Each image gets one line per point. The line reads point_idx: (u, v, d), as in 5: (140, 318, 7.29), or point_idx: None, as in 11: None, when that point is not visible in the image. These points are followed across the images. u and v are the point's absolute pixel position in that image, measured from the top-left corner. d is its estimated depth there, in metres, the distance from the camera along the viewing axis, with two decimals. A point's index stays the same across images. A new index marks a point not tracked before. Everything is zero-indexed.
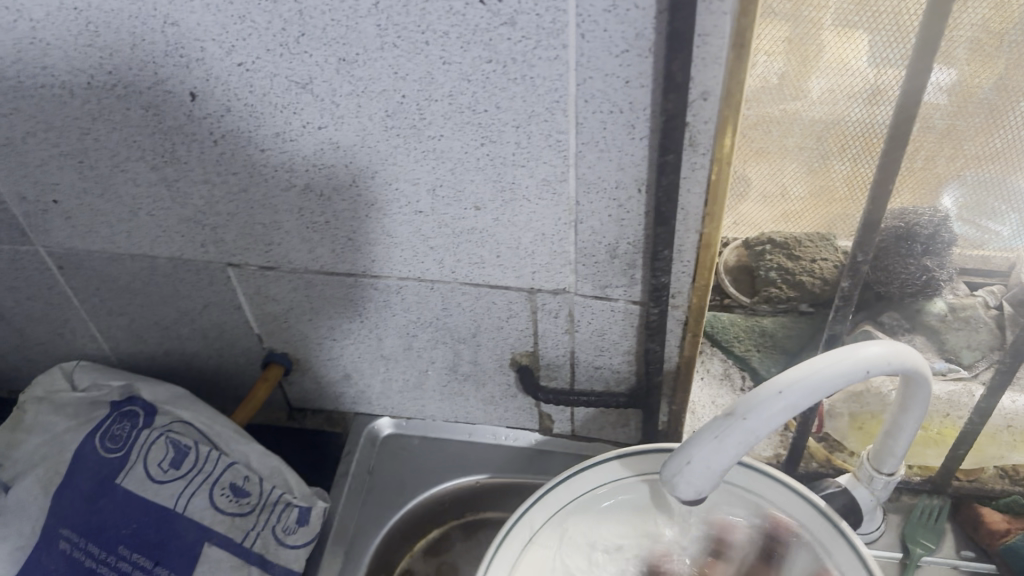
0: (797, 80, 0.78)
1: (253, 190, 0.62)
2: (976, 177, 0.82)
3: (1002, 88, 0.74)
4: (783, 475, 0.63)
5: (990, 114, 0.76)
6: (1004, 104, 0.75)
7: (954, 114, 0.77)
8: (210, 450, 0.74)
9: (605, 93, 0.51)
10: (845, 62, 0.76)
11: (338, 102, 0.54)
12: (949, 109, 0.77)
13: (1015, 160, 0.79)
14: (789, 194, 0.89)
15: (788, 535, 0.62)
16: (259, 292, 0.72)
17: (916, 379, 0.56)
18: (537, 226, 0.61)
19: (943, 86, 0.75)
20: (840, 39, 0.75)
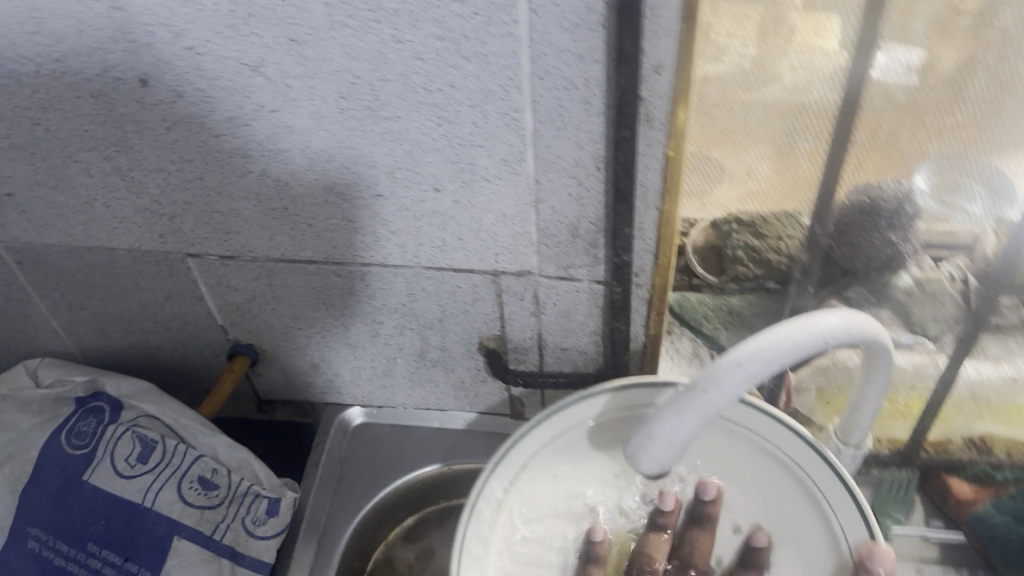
0: (760, 64, 0.68)
1: (209, 177, 0.62)
2: (941, 154, 0.72)
3: (970, 64, 0.65)
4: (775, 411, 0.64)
5: (956, 90, 0.67)
6: (971, 80, 0.66)
7: (915, 89, 0.67)
8: (177, 443, 0.73)
9: (559, 70, 0.51)
10: (814, 46, 0.66)
11: (290, 84, 0.54)
12: (915, 85, 0.67)
13: (984, 133, 0.69)
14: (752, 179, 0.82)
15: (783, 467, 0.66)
16: (220, 283, 0.71)
17: (878, 350, 0.56)
18: (497, 207, 0.61)
19: (910, 65, 0.66)
20: (807, 19, 0.65)
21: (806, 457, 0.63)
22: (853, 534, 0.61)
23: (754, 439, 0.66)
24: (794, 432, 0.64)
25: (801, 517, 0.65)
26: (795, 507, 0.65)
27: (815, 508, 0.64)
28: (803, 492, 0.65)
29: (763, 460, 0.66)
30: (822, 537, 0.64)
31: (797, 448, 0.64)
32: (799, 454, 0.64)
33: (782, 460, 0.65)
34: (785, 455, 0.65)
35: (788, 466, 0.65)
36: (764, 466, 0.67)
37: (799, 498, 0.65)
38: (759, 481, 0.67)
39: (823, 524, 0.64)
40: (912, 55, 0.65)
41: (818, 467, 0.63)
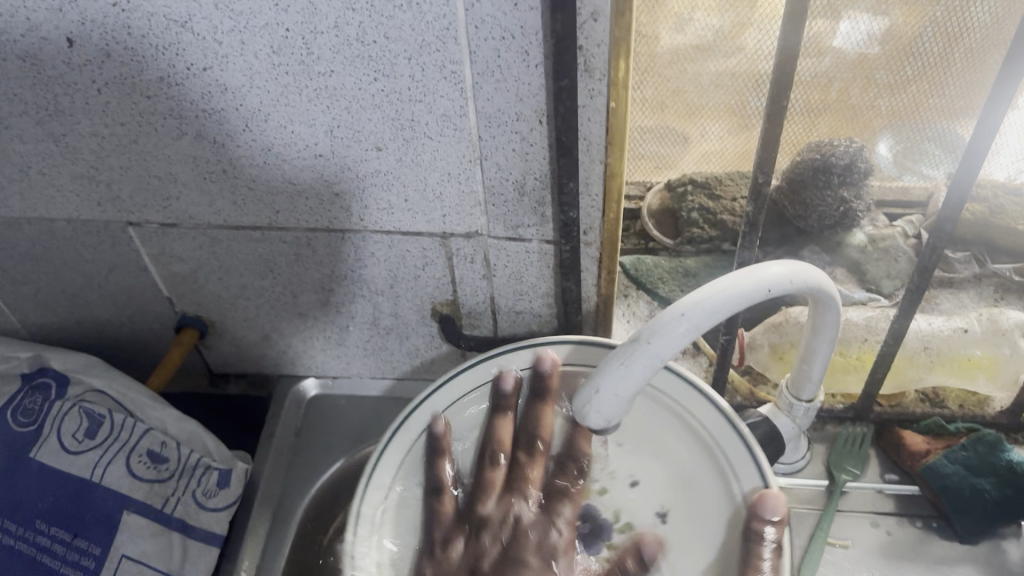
0: None
1: (144, 141, 0.60)
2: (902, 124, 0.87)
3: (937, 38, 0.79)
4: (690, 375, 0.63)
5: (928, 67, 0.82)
6: (937, 54, 0.80)
7: (890, 56, 0.83)
8: (125, 417, 0.72)
9: (495, 18, 0.50)
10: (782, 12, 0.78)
11: (220, 39, 0.53)
12: (882, 53, 0.83)
13: (947, 111, 0.85)
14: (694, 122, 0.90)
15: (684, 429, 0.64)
16: (163, 253, 0.70)
17: (824, 300, 0.57)
18: (441, 165, 0.60)
19: (866, 31, 0.82)
20: None
21: (715, 423, 0.62)
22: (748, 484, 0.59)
23: (668, 404, 0.64)
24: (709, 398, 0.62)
25: (700, 484, 0.62)
26: (694, 474, 0.63)
27: (716, 474, 0.61)
28: (707, 461, 0.62)
29: (671, 426, 0.64)
30: (719, 503, 0.61)
31: (713, 420, 0.62)
32: (710, 420, 0.62)
33: (692, 427, 0.63)
34: (694, 421, 0.63)
35: (696, 433, 0.63)
36: (673, 431, 0.64)
37: (699, 466, 0.63)
38: (662, 447, 0.64)
39: (723, 490, 0.61)
40: (871, 23, 0.82)
41: (727, 434, 0.61)
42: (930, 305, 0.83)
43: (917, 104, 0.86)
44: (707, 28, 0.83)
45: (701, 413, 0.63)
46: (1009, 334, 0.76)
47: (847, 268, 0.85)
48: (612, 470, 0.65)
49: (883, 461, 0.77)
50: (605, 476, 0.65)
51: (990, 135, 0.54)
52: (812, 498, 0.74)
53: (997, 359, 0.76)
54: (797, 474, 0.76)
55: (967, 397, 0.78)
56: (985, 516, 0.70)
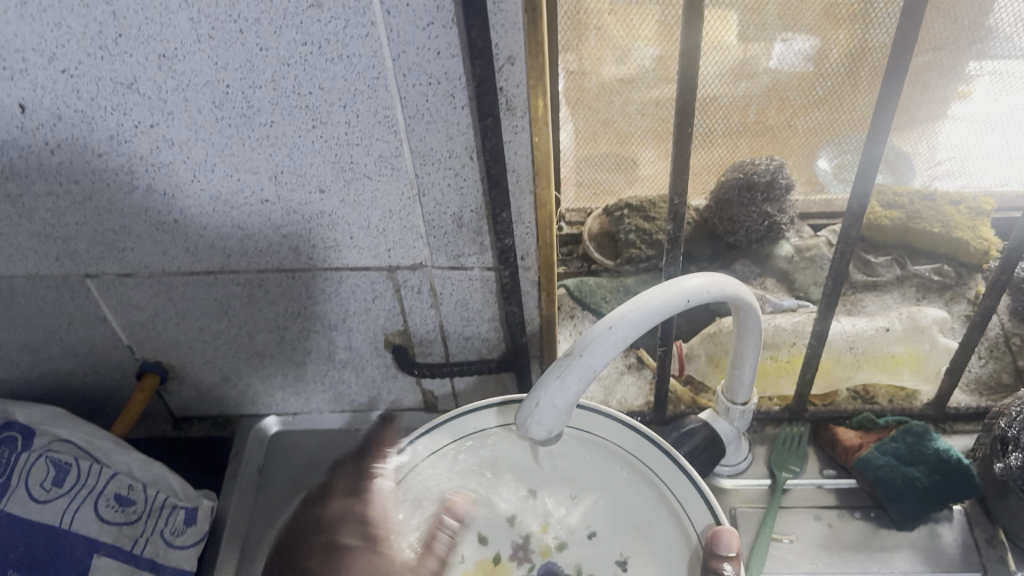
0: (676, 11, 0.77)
1: (98, 197, 0.63)
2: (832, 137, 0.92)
3: (855, 59, 0.84)
4: (625, 417, 0.66)
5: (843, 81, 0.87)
6: (860, 72, 0.85)
7: (804, 84, 0.89)
8: (91, 464, 0.73)
9: (421, 66, 0.54)
10: (719, 41, 0.85)
11: (165, 98, 0.56)
12: (797, 81, 0.89)
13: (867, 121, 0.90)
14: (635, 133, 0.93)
15: (634, 475, 0.65)
16: (122, 302, 0.73)
17: (744, 307, 0.61)
18: (382, 203, 0.64)
19: (805, 52, 0.86)
20: (716, 18, 0.84)
21: (657, 459, 0.64)
22: (700, 522, 0.61)
23: (610, 447, 0.66)
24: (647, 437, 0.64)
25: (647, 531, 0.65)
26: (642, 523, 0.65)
27: (667, 515, 0.63)
28: (654, 496, 0.64)
29: (616, 473, 0.66)
30: (673, 543, 0.62)
31: (654, 456, 0.64)
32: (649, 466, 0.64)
33: (637, 471, 0.65)
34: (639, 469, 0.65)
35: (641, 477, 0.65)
36: (616, 483, 0.66)
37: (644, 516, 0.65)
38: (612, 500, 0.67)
39: (675, 527, 0.62)
40: (804, 44, 0.85)
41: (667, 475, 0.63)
42: (856, 308, 0.88)
43: (831, 119, 0.91)
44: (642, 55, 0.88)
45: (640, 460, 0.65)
46: (926, 331, 0.82)
47: (777, 277, 0.91)
48: (572, 526, 0.67)
49: (821, 457, 0.82)
50: (563, 530, 0.67)
51: (873, 164, 0.59)
52: (757, 497, 0.79)
53: (918, 354, 0.82)
54: (741, 475, 0.80)
55: (896, 392, 0.83)
56: (917, 502, 0.74)
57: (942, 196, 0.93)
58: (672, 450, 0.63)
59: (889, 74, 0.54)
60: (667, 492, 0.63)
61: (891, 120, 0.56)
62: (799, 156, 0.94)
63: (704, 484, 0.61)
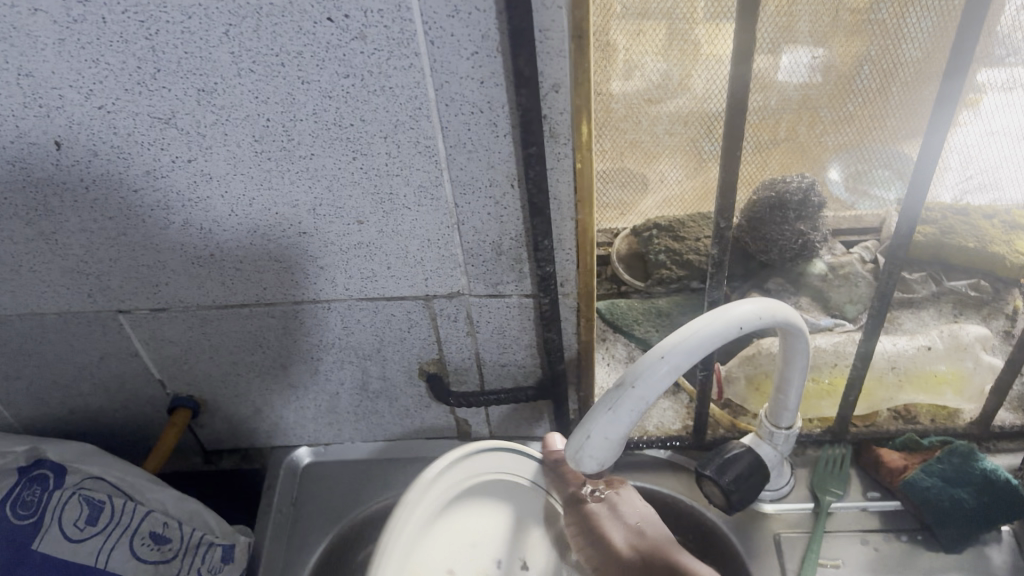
0: (686, 24, 0.82)
1: (132, 233, 0.63)
2: (854, 150, 0.93)
3: (876, 75, 0.84)
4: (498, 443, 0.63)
5: (868, 96, 0.86)
6: (877, 89, 0.85)
7: (822, 94, 0.87)
8: (125, 501, 0.72)
9: (464, 95, 0.53)
10: (718, 55, 0.83)
11: (203, 133, 0.55)
12: (815, 89, 0.87)
13: (890, 132, 0.90)
14: (658, 143, 0.93)
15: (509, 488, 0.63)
16: (155, 337, 0.72)
17: (792, 332, 0.60)
18: (421, 232, 0.63)
19: (818, 66, 0.84)
20: (712, 32, 0.82)
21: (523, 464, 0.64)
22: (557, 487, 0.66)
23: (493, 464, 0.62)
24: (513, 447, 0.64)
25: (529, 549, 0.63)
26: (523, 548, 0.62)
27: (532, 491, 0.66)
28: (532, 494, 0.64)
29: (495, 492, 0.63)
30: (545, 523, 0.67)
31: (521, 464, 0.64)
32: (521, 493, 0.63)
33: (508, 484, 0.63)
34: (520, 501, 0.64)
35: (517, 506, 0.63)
36: (496, 520, 0.62)
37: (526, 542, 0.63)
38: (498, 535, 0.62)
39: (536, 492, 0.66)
40: (812, 55, 0.83)
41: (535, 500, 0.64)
42: (893, 326, 0.87)
43: (861, 134, 0.91)
44: (655, 73, 0.86)
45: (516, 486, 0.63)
46: (969, 349, 0.82)
47: (812, 295, 0.90)
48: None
49: (865, 479, 0.80)
50: None
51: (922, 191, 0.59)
52: (801, 521, 0.77)
53: (962, 373, 0.81)
54: (784, 499, 0.78)
55: (937, 412, 0.81)
56: (965, 525, 0.73)
57: (974, 210, 0.93)
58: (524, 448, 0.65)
59: (940, 99, 0.53)
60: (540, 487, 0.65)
61: (940, 145, 0.56)
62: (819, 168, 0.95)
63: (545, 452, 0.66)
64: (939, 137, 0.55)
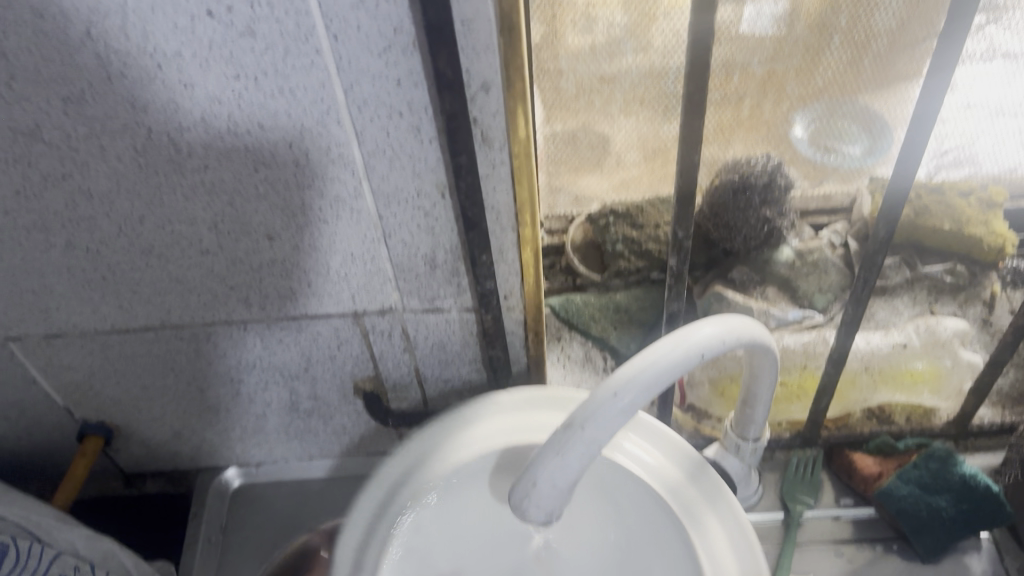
0: None
1: (9, 256, 0.54)
2: (823, 106, 0.75)
3: (847, 42, 0.69)
4: (569, 464, 0.47)
5: (849, 62, 0.71)
6: (856, 54, 0.70)
7: (773, 58, 0.70)
8: (31, 544, 0.64)
9: (378, 98, 0.45)
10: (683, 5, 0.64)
11: (75, 147, 0.47)
12: (768, 53, 0.70)
13: (866, 89, 0.73)
14: (615, 120, 0.79)
15: (554, 501, 0.49)
16: (52, 364, 0.64)
17: (760, 349, 0.54)
18: (342, 248, 0.55)
19: (773, 14, 0.67)
20: None
21: (537, 487, 0.48)
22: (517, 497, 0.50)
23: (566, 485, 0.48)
24: (550, 466, 0.47)
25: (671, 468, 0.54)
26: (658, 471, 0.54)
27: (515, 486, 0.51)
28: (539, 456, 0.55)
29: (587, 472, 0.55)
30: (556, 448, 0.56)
31: (544, 488, 0.48)
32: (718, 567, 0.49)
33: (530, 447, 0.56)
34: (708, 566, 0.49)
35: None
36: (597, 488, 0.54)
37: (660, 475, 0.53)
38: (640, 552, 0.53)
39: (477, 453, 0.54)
40: (775, 6, 0.67)
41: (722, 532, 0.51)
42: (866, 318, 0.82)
43: (835, 102, 0.75)
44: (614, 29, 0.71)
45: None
46: (948, 344, 0.75)
47: (777, 285, 0.86)
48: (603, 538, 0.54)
49: (837, 486, 0.75)
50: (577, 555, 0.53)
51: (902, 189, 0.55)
52: (771, 533, 0.72)
53: (940, 371, 0.75)
54: (753, 509, 0.73)
55: (913, 409, 0.77)
56: (944, 534, 0.68)
57: (950, 188, 0.85)
58: (538, 469, 0.48)
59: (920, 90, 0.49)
60: (531, 500, 0.49)
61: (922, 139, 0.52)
62: (775, 145, 0.79)
63: (534, 471, 0.48)
64: (922, 133, 0.51)
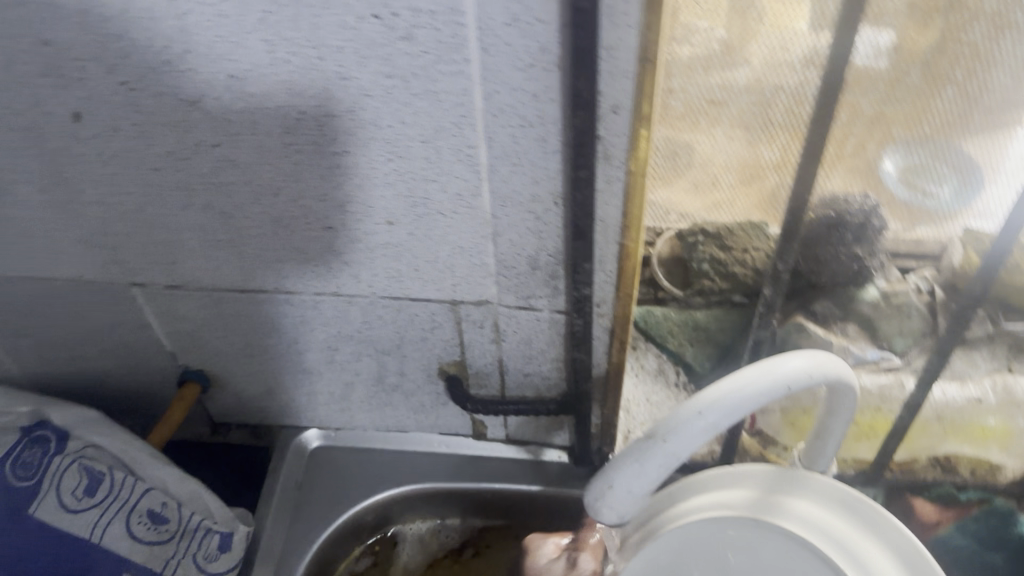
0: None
1: (150, 210, 0.59)
2: (929, 147, 0.68)
3: (963, 91, 0.62)
4: (658, 469, 0.50)
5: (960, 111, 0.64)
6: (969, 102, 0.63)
7: (883, 99, 0.63)
8: (125, 476, 0.71)
9: (512, 108, 0.48)
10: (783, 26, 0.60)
11: (230, 119, 0.51)
12: (880, 93, 0.63)
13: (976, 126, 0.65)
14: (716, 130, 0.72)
15: (630, 504, 0.52)
16: (168, 311, 0.69)
17: (842, 388, 0.56)
18: (453, 239, 0.59)
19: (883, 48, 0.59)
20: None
21: (621, 486, 0.51)
22: (594, 492, 0.53)
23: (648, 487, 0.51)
24: (637, 469, 0.50)
25: (748, 488, 0.57)
26: (734, 499, 0.57)
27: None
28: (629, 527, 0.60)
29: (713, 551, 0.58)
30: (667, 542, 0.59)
31: (626, 488, 0.51)
32: (821, 536, 0.54)
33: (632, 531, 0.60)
34: (824, 543, 0.54)
35: (819, 555, 0.54)
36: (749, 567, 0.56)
37: (733, 506, 0.57)
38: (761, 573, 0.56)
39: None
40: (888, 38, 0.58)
41: (806, 502, 0.56)
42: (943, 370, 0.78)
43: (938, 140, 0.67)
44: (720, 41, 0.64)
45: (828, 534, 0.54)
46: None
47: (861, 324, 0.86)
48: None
49: None
50: None
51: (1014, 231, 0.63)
52: None
53: (1011, 429, 0.77)
54: None
55: (979, 461, 0.79)
56: None
57: None
58: (623, 472, 0.51)
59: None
60: (608, 499, 0.52)
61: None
62: (859, 175, 0.71)
63: (620, 472, 0.51)
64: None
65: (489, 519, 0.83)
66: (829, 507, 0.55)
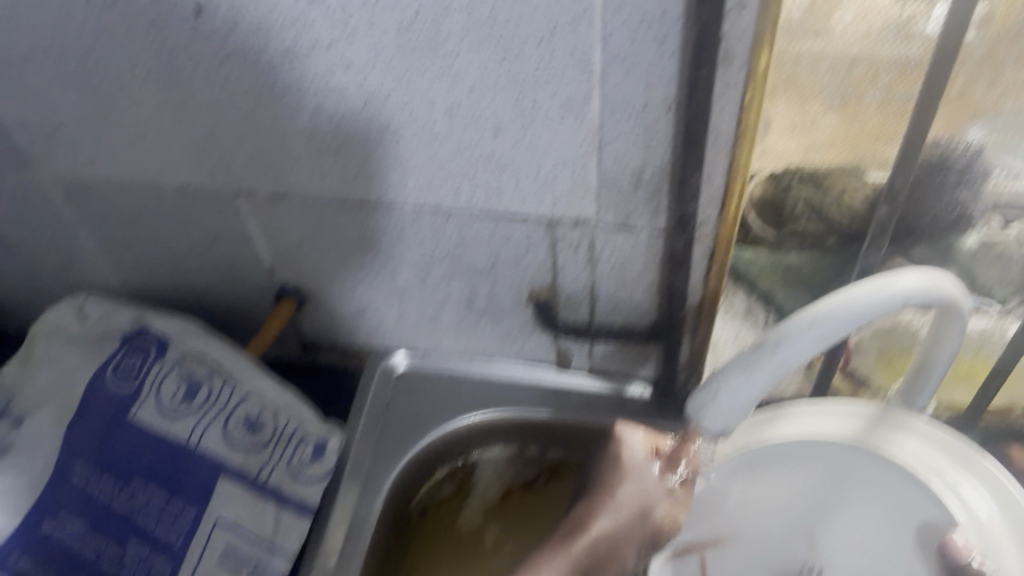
0: None
1: (261, 113, 0.60)
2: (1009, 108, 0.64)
3: None
4: (763, 382, 0.51)
5: None
6: None
7: (997, 37, 0.59)
8: (223, 386, 0.76)
9: (634, 3, 0.48)
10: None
11: (349, 16, 0.52)
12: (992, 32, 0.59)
13: None
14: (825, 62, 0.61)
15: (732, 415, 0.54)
16: (270, 223, 0.70)
17: (953, 311, 0.55)
18: (558, 151, 0.58)
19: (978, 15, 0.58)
20: None
21: (725, 398, 0.53)
22: (698, 402, 0.55)
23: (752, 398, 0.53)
24: (741, 382, 0.52)
25: (854, 419, 0.66)
26: (839, 430, 0.66)
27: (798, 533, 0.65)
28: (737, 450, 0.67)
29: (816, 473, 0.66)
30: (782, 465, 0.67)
31: (730, 399, 0.53)
32: (926, 465, 0.63)
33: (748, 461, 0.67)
34: (921, 471, 0.63)
35: (915, 479, 0.63)
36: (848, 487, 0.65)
37: (839, 435, 0.65)
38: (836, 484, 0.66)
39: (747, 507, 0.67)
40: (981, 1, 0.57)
41: (909, 438, 0.64)
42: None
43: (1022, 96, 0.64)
44: None
45: (927, 465, 0.63)
46: None
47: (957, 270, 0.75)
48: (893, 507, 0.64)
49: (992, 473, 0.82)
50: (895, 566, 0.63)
51: None
52: None
53: None
54: None
55: None
56: None
57: None
58: (727, 384, 0.52)
59: None
60: (711, 409, 0.54)
61: None
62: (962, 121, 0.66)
63: (722, 383, 0.53)
64: None
65: (569, 453, 0.82)
66: (933, 443, 0.64)
